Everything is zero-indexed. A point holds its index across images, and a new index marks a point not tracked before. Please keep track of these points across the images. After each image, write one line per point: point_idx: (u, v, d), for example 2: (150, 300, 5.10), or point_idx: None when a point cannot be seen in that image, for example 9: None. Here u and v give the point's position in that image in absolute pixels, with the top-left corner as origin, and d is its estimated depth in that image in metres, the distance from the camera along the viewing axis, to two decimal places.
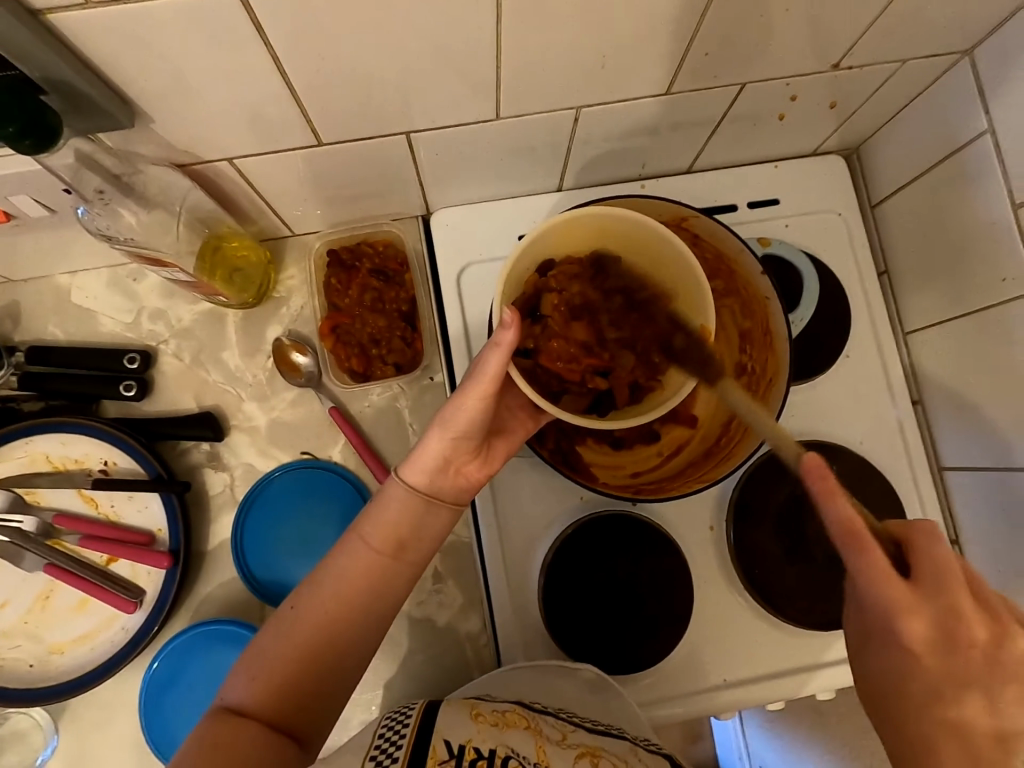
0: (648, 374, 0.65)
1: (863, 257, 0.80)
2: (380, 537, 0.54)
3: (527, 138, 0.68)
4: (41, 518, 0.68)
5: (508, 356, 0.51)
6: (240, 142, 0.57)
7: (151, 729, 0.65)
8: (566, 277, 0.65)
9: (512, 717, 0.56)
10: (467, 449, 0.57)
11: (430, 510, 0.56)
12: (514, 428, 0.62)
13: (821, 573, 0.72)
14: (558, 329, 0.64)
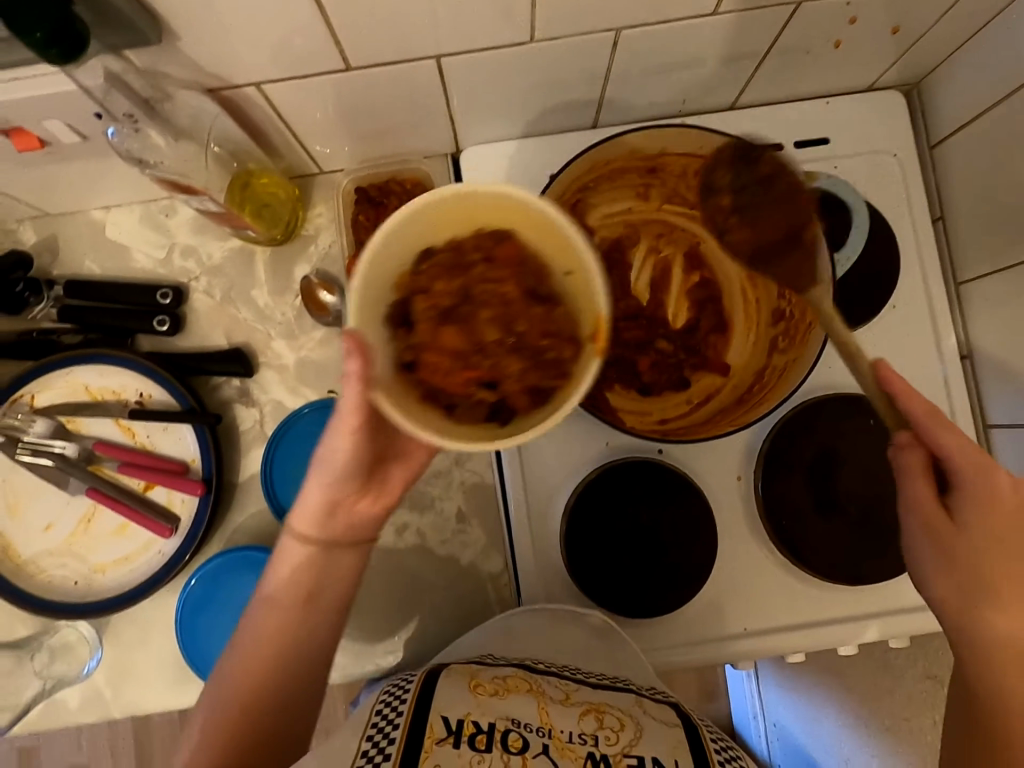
0: (552, 374, 0.48)
1: (916, 201, 0.75)
2: (287, 593, 0.56)
3: (561, 68, 0.64)
4: (82, 445, 0.70)
5: (361, 388, 0.47)
6: (268, 66, 0.55)
7: (187, 646, 0.68)
8: (440, 267, 0.49)
9: (513, 682, 0.59)
10: (351, 488, 0.55)
11: (330, 551, 0.57)
12: (409, 457, 0.58)
13: (851, 526, 0.70)
14: (427, 337, 0.48)
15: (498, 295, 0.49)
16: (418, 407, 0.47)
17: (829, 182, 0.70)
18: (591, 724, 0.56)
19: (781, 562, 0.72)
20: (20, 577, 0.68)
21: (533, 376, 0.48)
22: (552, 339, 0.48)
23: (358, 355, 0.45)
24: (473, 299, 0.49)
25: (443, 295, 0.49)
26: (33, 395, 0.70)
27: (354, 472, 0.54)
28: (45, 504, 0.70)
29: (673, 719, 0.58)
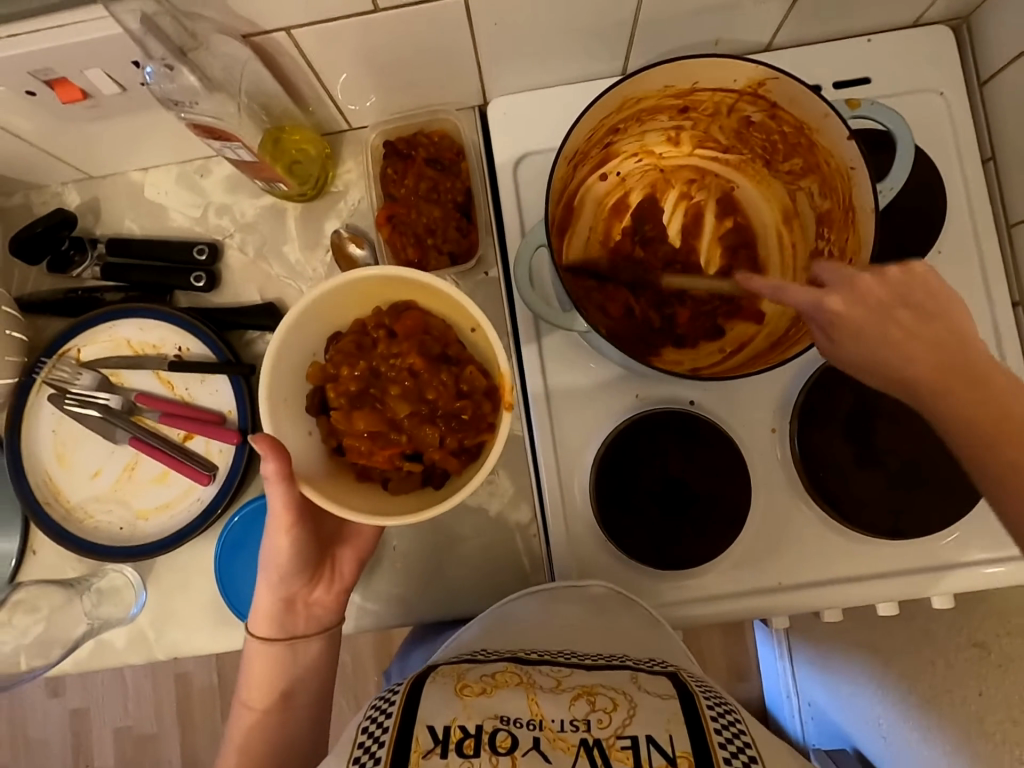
0: (467, 431, 0.56)
1: (965, 142, 0.72)
2: (261, 694, 0.66)
3: (588, 7, 0.63)
4: (125, 396, 0.73)
5: (286, 493, 0.56)
6: (297, 10, 0.56)
7: (222, 558, 0.70)
8: (345, 351, 0.56)
9: (502, 678, 0.55)
10: (301, 582, 0.64)
11: (295, 644, 0.67)
12: (354, 533, 0.67)
13: (891, 479, 0.68)
14: (345, 423, 0.55)
15: (406, 373, 0.56)
16: (351, 490, 0.56)
17: (873, 110, 0.63)
18: (583, 708, 0.51)
19: (818, 515, 0.70)
20: (69, 522, 0.71)
21: (452, 436, 0.56)
22: (466, 397, 0.56)
23: (274, 459, 0.52)
24: (382, 376, 0.57)
25: (353, 379, 0.56)
26: (79, 348, 0.73)
27: (301, 547, 0.62)
28: (92, 453, 0.73)
29: (669, 693, 0.54)
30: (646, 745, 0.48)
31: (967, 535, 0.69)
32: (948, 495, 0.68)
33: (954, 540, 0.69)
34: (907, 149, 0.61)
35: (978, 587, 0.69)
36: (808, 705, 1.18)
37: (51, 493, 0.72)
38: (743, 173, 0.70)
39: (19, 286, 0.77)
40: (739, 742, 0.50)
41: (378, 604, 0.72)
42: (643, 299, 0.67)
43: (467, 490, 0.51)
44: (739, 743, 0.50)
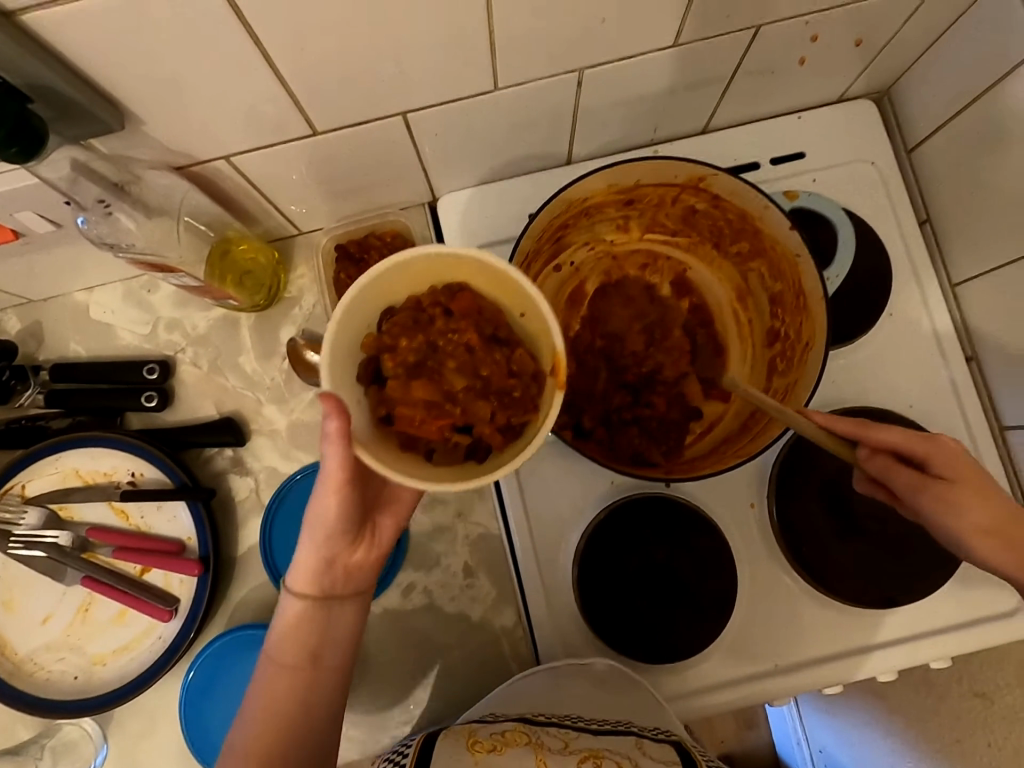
0: (518, 409, 0.48)
1: (901, 207, 0.74)
2: (291, 651, 0.52)
3: (528, 111, 0.64)
4: (76, 532, 0.69)
5: (346, 443, 0.45)
6: (232, 140, 0.56)
7: (187, 702, 0.66)
8: (401, 322, 0.48)
9: (513, 735, 0.55)
10: (344, 542, 0.53)
11: (330, 610, 0.54)
12: (399, 495, 0.56)
13: (874, 547, 0.68)
14: (396, 389, 0.47)
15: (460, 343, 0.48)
16: (392, 460, 0.46)
17: (808, 199, 0.72)
18: None
19: (806, 589, 0.68)
20: (17, 677, 0.66)
21: (502, 414, 0.48)
22: (521, 375, 0.49)
23: (337, 415, 0.44)
24: (436, 347, 0.48)
25: (406, 346, 0.48)
26: (23, 485, 0.69)
27: (346, 525, 0.52)
28: (41, 597, 0.68)
29: (671, 753, 0.56)
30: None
31: (955, 594, 0.68)
32: (932, 557, 0.68)
33: (943, 602, 0.68)
34: (847, 234, 0.70)
35: (975, 646, 0.68)
36: (819, 752, 1.08)
37: None
38: (694, 254, 0.71)
39: None
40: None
41: (362, 729, 0.68)
42: (611, 390, 0.66)
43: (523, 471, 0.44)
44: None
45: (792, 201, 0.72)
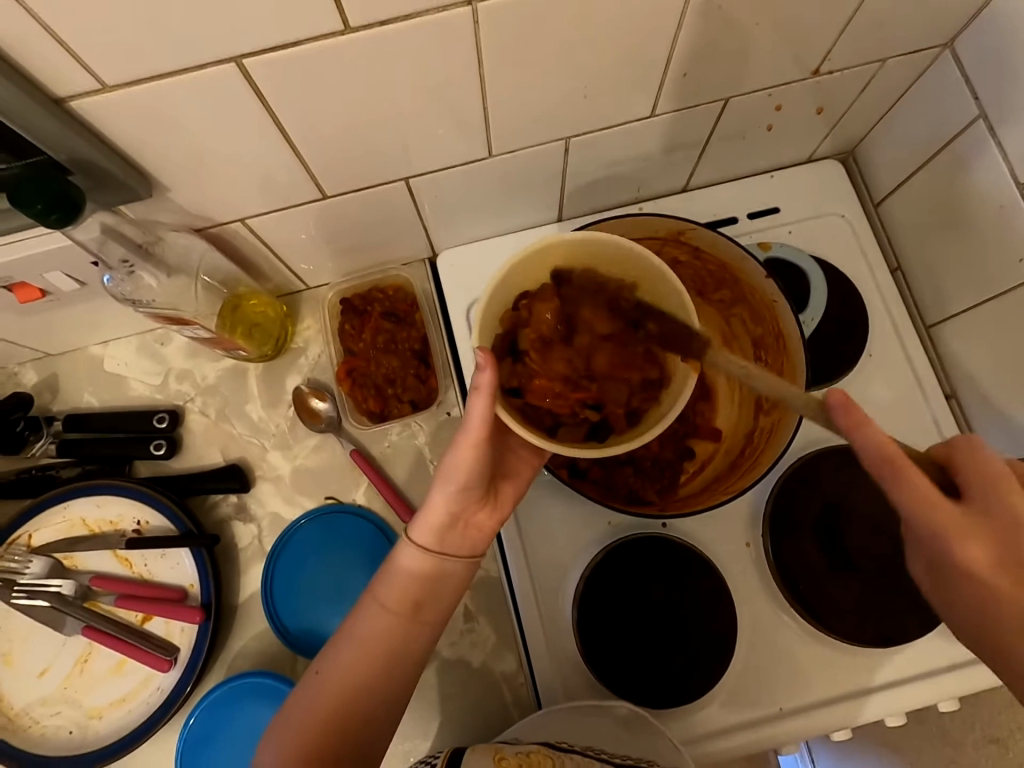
0: (644, 392, 0.57)
1: (873, 256, 0.79)
2: (399, 596, 0.54)
3: (521, 174, 0.69)
4: (79, 581, 0.69)
5: (492, 400, 0.49)
6: (249, 204, 0.61)
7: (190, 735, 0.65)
8: (543, 302, 0.55)
9: (537, 756, 0.55)
10: (472, 499, 0.55)
11: (445, 566, 0.55)
12: (521, 469, 0.59)
13: (872, 584, 0.68)
14: (539, 363, 0.54)
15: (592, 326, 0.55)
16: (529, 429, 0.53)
17: (782, 251, 0.77)
18: None
19: (806, 629, 0.68)
20: (12, 732, 0.65)
21: (629, 394, 0.56)
22: (650, 360, 0.57)
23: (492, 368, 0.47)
24: (574, 327, 0.55)
25: (550, 324, 0.55)
26: (30, 534, 0.70)
27: (476, 482, 0.54)
28: (40, 649, 0.68)
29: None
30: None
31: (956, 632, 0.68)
32: None
33: (946, 640, 0.68)
34: (818, 286, 0.76)
35: (979, 686, 0.67)
36: None
37: None
38: None
39: None
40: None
41: None
42: None
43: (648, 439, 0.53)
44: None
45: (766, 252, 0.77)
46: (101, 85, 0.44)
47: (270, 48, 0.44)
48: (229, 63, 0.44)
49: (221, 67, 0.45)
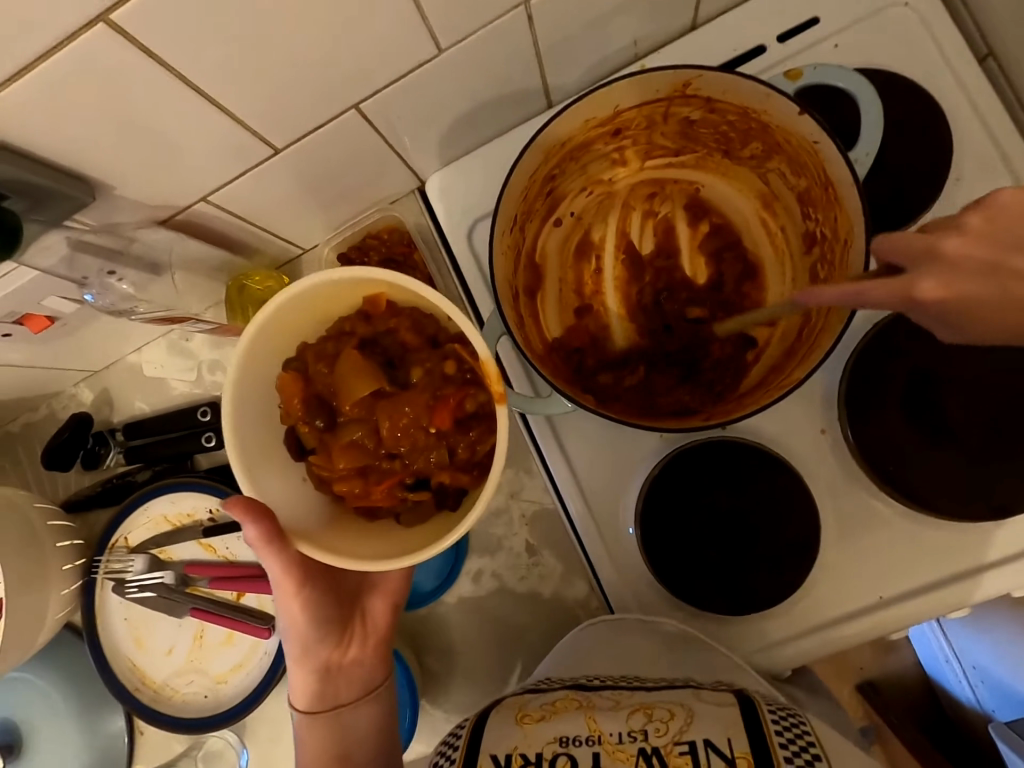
0: (467, 435, 0.51)
1: (951, 48, 0.62)
2: (320, 759, 0.57)
3: (487, 62, 0.59)
4: (176, 570, 0.75)
5: (282, 541, 0.49)
6: (203, 180, 0.56)
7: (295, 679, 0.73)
8: (298, 390, 0.52)
9: (562, 702, 0.52)
10: (333, 643, 0.58)
11: (343, 709, 0.59)
12: (382, 577, 0.61)
13: (979, 453, 0.58)
14: (328, 465, 0.51)
15: (361, 399, 0.51)
16: (363, 534, 0.51)
17: (814, 74, 0.58)
18: (640, 720, 0.50)
19: (902, 512, 0.61)
20: (161, 701, 0.74)
21: (454, 452, 0.51)
22: (454, 395, 0.51)
23: (255, 527, 0.48)
24: (342, 408, 0.52)
25: (311, 418, 0.51)
26: (126, 537, 0.77)
27: (326, 625, 0.57)
28: (163, 631, 0.76)
29: (730, 698, 0.51)
30: (704, 749, 0.46)
31: None
32: None
33: None
34: (872, 107, 0.56)
35: None
36: (973, 670, 0.96)
37: (138, 677, 0.75)
38: (705, 171, 0.65)
39: (64, 490, 0.82)
40: (804, 743, 0.47)
41: (461, 714, 0.70)
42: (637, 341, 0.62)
43: (489, 489, 0.47)
44: (807, 748, 0.46)
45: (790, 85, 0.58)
46: None
47: None
48: (98, 24, 0.38)
49: (93, 30, 0.38)
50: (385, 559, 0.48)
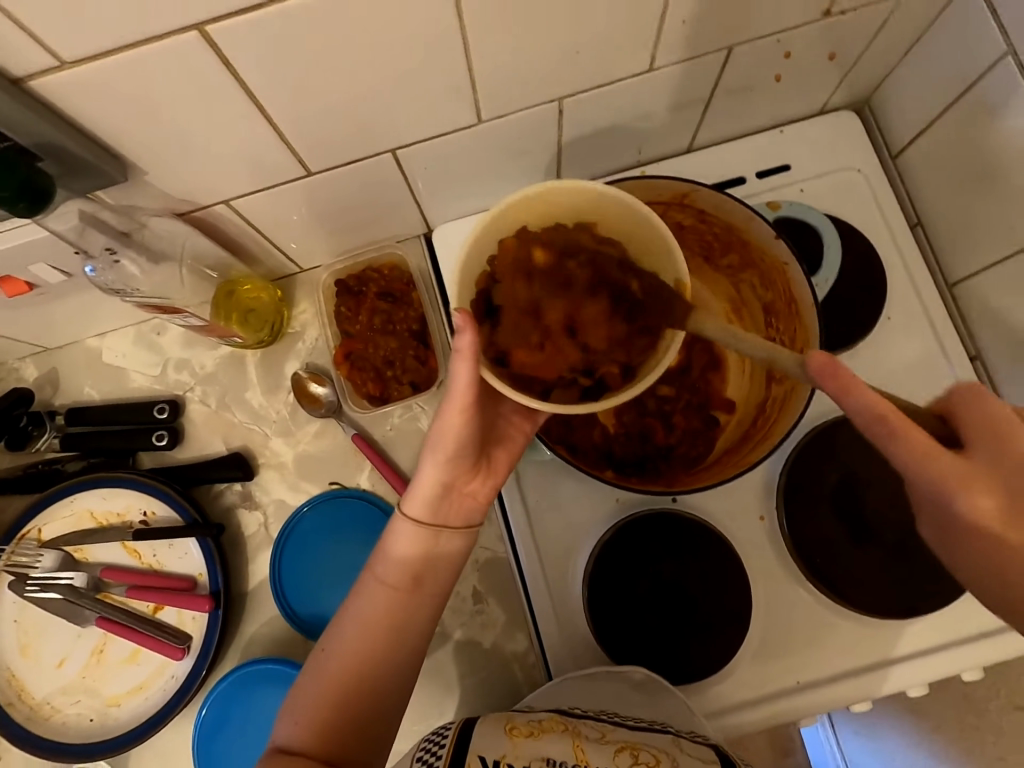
0: (641, 341, 0.52)
1: (892, 212, 0.75)
2: (397, 572, 0.53)
3: (516, 139, 0.66)
4: (90, 573, 0.70)
5: (475, 362, 0.47)
6: (231, 185, 0.58)
7: (207, 702, 0.66)
8: (512, 263, 0.53)
9: (549, 723, 0.53)
10: (463, 467, 0.54)
11: (440, 538, 0.55)
12: (512, 433, 0.58)
13: (890, 556, 0.66)
14: (516, 326, 0.52)
15: (569, 277, 0.52)
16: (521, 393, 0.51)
17: (792, 208, 0.72)
18: (626, 761, 0.50)
19: (823, 603, 0.67)
20: (35, 721, 0.66)
21: (622, 350, 0.52)
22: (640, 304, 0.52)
23: (469, 329, 0.45)
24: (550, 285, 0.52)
25: (518, 283, 0.53)
26: (39, 529, 0.71)
27: (465, 449, 0.53)
28: (57, 641, 0.69)
29: (709, 753, 0.52)
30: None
31: (979, 603, 0.66)
32: None
33: (969, 610, 0.66)
34: (834, 243, 0.70)
35: (1005, 654, 0.65)
36: None
37: (14, 691, 0.67)
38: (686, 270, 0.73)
39: None
40: None
41: None
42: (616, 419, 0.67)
43: (658, 373, 0.50)
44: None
45: (774, 212, 0.72)
46: (60, 62, 0.41)
47: (234, 14, 0.41)
48: (192, 31, 0.42)
49: (184, 35, 0.42)
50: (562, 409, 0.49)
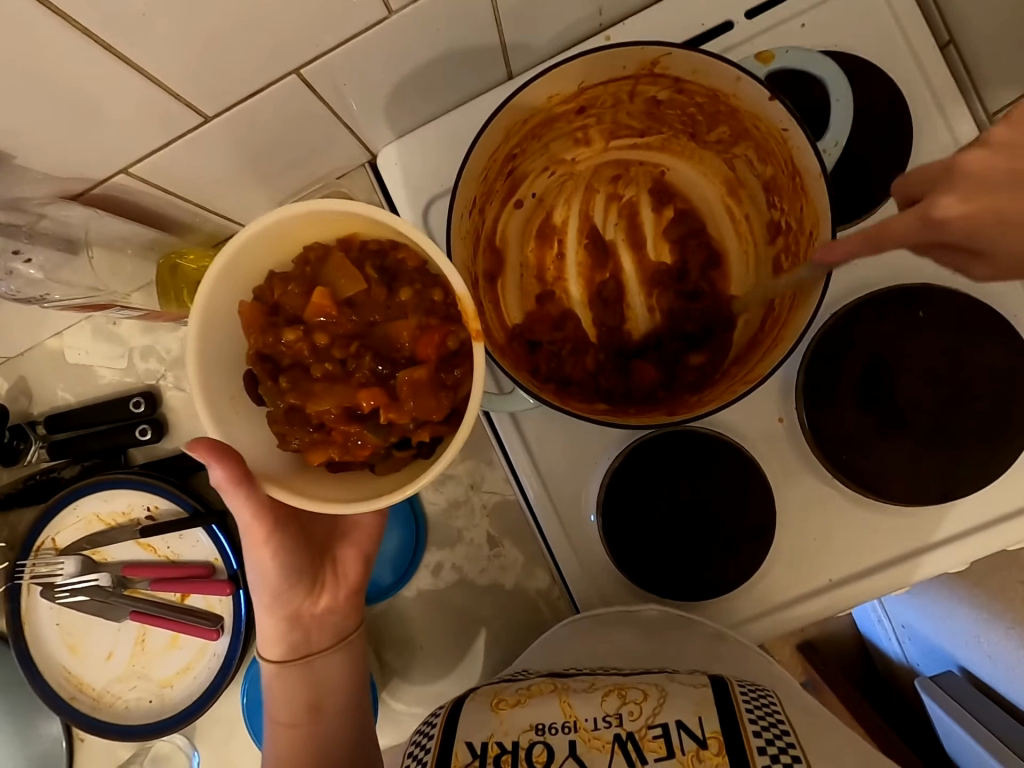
0: (452, 369, 0.46)
1: (916, 35, 0.61)
2: (286, 709, 0.57)
3: (443, 28, 0.54)
4: (113, 572, 0.71)
5: (240, 490, 0.46)
6: (121, 152, 0.50)
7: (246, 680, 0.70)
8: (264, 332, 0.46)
9: (537, 686, 0.54)
10: (300, 593, 0.57)
11: (313, 661, 0.59)
12: (355, 529, 0.60)
13: (925, 443, 0.60)
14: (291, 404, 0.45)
15: (332, 357, 0.45)
16: (341, 484, 0.46)
17: (789, 56, 0.59)
18: (614, 703, 0.51)
19: (853, 499, 0.63)
20: (101, 708, 0.71)
21: (434, 405, 0.45)
22: (437, 330, 0.46)
23: (214, 461, 0.44)
24: (312, 378, 0.46)
25: (284, 358, 0.46)
26: (53, 538, 0.71)
27: (289, 583, 0.56)
28: (100, 636, 0.71)
29: (701, 678, 0.53)
30: (677, 731, 0.48)
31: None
32: (997, 440, 0.60)
33: (1015, 484, 0.61)
34: (844, 98, 0.57)
35: None
36: (903, 628, 1.02)
37: (74, 686, 0.71)
38: (671, 152, 0.63)
39: None
40: (778, 733, 0.48)
41: (423, 705, 0.69)
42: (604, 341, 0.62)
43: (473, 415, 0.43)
44: (781, 743, 0.47)
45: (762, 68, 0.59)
46: None
47: None
48: None
49: None
50: (359, 507, 0.44)
